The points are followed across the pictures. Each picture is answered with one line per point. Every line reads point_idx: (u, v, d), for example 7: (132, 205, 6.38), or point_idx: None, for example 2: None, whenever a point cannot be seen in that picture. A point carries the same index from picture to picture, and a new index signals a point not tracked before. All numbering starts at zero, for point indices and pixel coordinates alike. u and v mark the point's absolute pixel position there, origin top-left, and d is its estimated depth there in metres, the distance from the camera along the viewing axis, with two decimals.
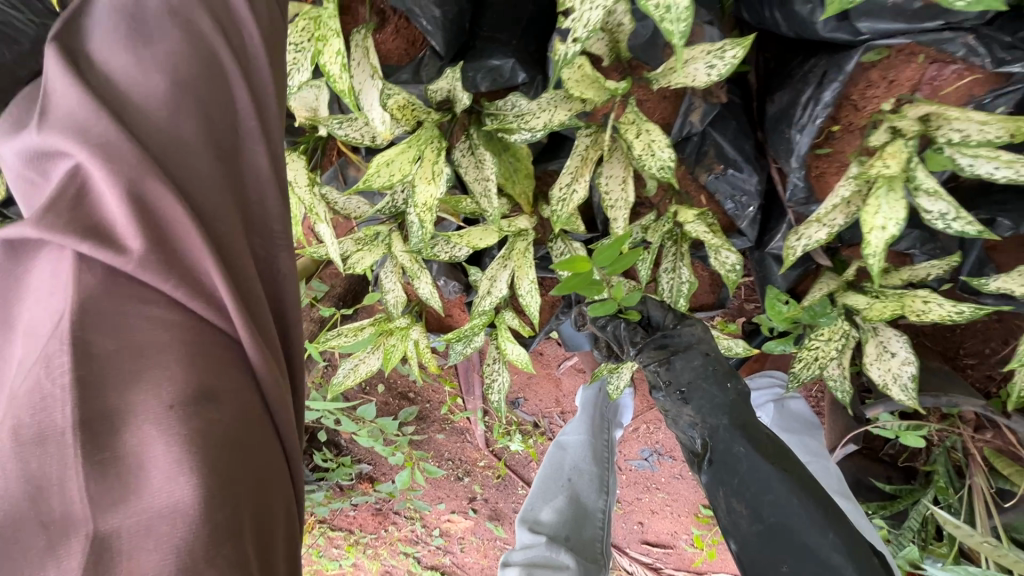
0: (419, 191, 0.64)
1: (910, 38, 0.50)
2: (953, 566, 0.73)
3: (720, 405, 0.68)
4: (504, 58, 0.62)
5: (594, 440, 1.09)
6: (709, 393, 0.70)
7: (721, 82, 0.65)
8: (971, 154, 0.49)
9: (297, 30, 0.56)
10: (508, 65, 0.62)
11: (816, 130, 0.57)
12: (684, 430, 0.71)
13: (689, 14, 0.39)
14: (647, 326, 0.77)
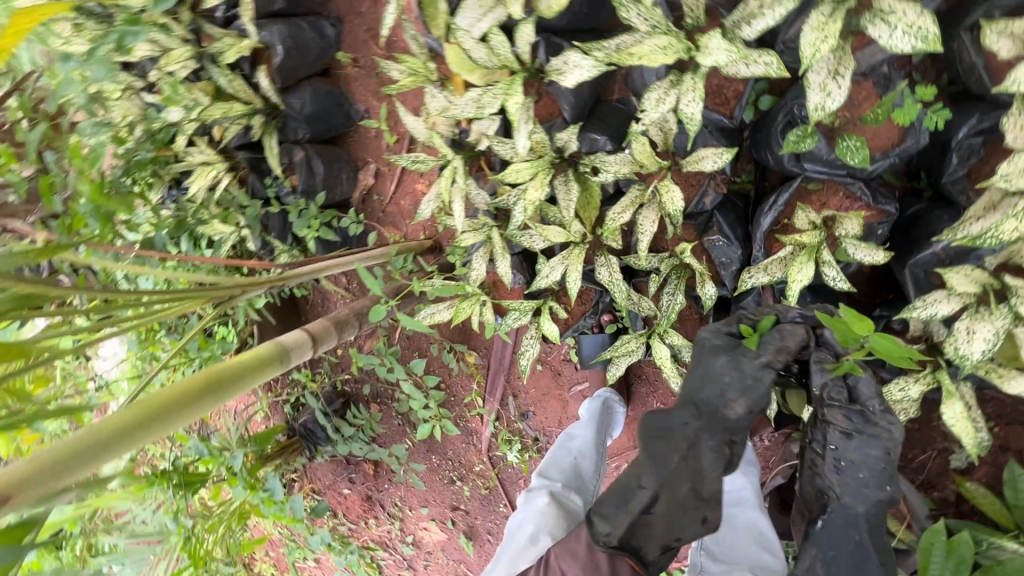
0: (530, 193, 1.05)
1: (831, 176, 0.88)
2: None
3: (861, 483, 0.82)
4: (601, 135, 1.03)
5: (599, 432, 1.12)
6: (864, 487, 0.82)
7: (727, 182, 1.04)
8: (854, 245, 0.85)
9: (496, 88, 1.01)
10: (603, 138, 1.03)
11: (774, 216, 0.93)
12: (811, 477, 0.88)
13: (698, 124, 0.84)
14: (851, 394, 0.83)
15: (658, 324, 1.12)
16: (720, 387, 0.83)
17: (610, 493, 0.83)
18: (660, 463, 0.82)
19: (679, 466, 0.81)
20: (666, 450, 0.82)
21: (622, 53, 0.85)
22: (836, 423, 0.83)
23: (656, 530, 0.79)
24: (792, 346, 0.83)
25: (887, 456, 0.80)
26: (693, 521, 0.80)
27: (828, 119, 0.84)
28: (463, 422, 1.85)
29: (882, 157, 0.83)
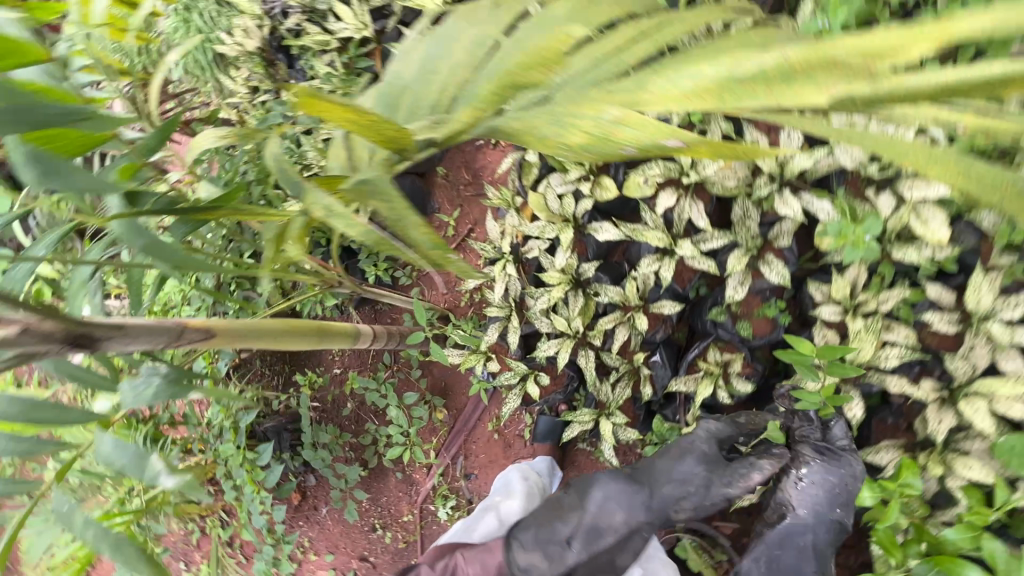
0: (554, 292, 1.63)
1: (733, 339, 1.48)
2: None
3: (824, 498, 1.24)
4: (605, 271, 1.61)
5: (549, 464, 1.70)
6: (821, 507, 1.25)
7: (672, 326, 1.58)
8: (738, 380, 1.44)
9: (555, 225, 1.63)
10: (606, 274, 1.60)
11: (697, 352, 1.50)
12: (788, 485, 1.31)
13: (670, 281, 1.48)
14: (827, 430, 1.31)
15: (606, 407, 1.61)
16: (670, 487, 1.30)
17: (542, 532, 1.32)
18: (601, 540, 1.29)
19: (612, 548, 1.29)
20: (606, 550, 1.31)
21: (636, 233, 1.49)
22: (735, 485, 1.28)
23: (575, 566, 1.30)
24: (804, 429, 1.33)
25: (844, 484, 1.24)
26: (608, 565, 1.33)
27: (732, 305, 1.47)
28: (409, 470, 2.10)
29: (757, 336, 1.45)
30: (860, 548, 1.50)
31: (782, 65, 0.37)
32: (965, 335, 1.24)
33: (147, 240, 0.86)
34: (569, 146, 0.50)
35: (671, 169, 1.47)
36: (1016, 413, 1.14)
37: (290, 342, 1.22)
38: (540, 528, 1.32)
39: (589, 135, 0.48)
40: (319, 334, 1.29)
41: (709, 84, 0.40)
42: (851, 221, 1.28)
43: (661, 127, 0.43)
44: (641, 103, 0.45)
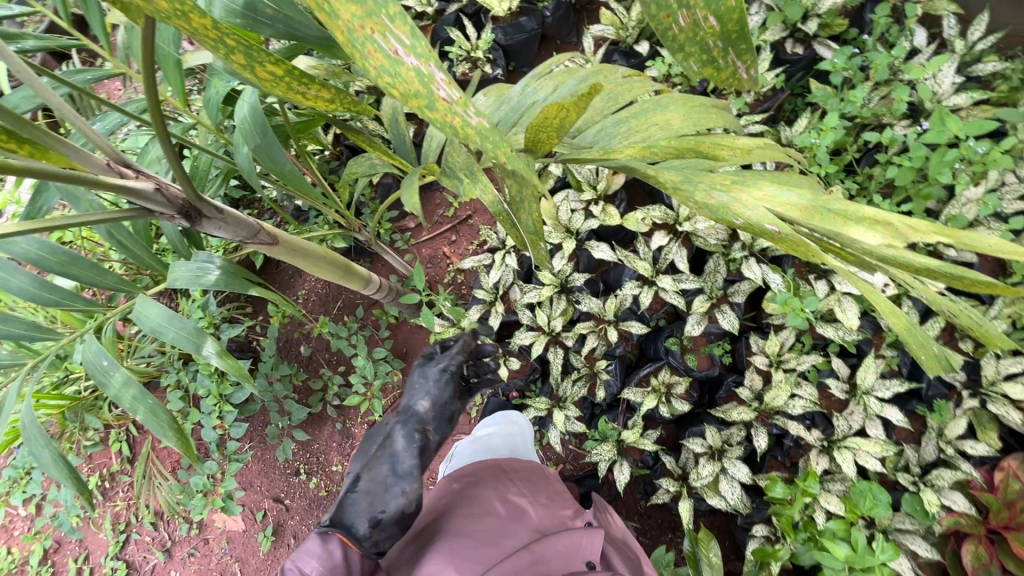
0: (543, 290, 1.82)
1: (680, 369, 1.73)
2: None
3: None
4: (588, 285, 1.83)
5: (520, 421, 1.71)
6: None
7: (632, 346, 1.82)
8: (677, 400, 1.71)
9: (558, 232, 1.84)
10: (588, 287, 1.83)
11: (649, 370, 1.74)
12: None
13: (645, 305, 1.72)
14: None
15: (561, 400, 1.80)
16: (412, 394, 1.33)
17: (358, 487, 1.10)
18: (370, 470, 1.12)
19: (386, 470, 1.12)
20: (370, 475, 1.11)
21: (628, 258, 1.74)
22: (450, 361, 1.39)
23: (361, 504, 1.06)
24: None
25: None
26: (394, 496, 1.08)
27: (685, 339, 1.73)
28: (350, 422, 2.06)
29: (699, 369, 1.71)
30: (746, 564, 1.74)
31: (852, 211, 0.56)
32: (848, 402, 1.61)
33: (262, 141, 0.95)
34: (697, 201, 0.63)
35: (669, 216, 1.75)
36: (871, 465, 1.50)
37: (320, 270, 1.29)
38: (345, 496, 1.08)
39: (710, 201, 0.62)
40: (345, 272, 1.38)
41: (802, 207, 0.59)
42: (794, 294, 1.60)
43: (754, 220, 0.57)
44: (737, 197, 0.61)
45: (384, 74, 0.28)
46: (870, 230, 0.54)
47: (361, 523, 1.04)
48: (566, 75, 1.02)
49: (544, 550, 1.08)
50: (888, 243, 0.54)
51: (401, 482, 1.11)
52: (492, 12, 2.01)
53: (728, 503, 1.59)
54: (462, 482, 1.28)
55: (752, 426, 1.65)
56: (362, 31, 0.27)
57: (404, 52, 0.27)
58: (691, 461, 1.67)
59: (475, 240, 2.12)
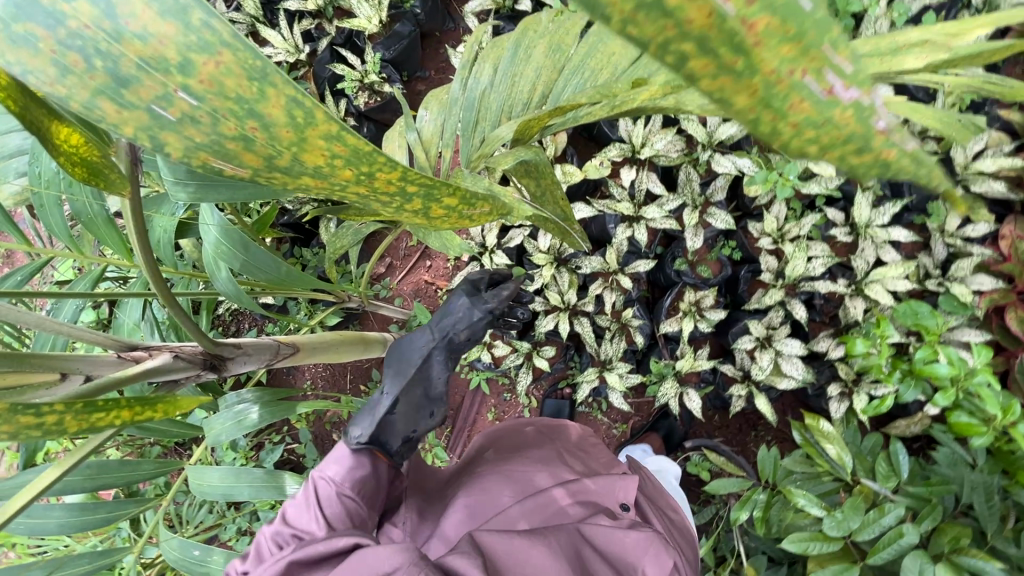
0: (543, 271, 1.80)
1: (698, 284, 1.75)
2: (748, 500, 1.40)
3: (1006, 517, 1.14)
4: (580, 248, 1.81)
5: None
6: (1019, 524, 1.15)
7: (643, 283, 1.83)
8: (710, 312, 1.73)
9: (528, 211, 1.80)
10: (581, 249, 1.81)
11: (672, 298, 1.76)
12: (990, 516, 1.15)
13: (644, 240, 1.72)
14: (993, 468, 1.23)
15: (606, 363, 1.80)
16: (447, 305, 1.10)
17: (403, 407, 1.01)
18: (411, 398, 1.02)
19: (420, 394, 1.02)
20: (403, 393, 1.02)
21: (608, 206, 1.74)
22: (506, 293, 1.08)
23: (397, 426, 1.00)
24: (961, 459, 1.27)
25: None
26: (426, 417, 1.03)
27: (690, 255, 1.75)
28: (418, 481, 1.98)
29: (714, 276, 1.74)
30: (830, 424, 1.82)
31: (886, 46, 0.56)
32: (855, 243, 1.68)
33: (247, 257, 0.87)
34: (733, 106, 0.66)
35: (626, 149, 1.74)
36: (901, 287, 1.58)
37: (355, 351, 1.28)
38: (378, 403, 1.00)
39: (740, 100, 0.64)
40: (367, 344, 1.32)
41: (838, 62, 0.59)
42: (769, 169, 1.65)
43: None
44: None
45: (817, 127, 0.20)
46: (915, 53, 0.56)
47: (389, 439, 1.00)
48: (495, 48, 0.95)
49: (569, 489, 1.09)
50: (933, 58, 0.56)
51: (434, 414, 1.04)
52: (365, 32, 1.91)
53: (798, 379, 1.65)
54: (537, 425, 1.31)
55: (785, 303, 1.69)
56: (786, 83, 0.19)
57: (845, 86, 0.19)
58: (746, 359, 1.71)
59: (450, 255, 2.06)
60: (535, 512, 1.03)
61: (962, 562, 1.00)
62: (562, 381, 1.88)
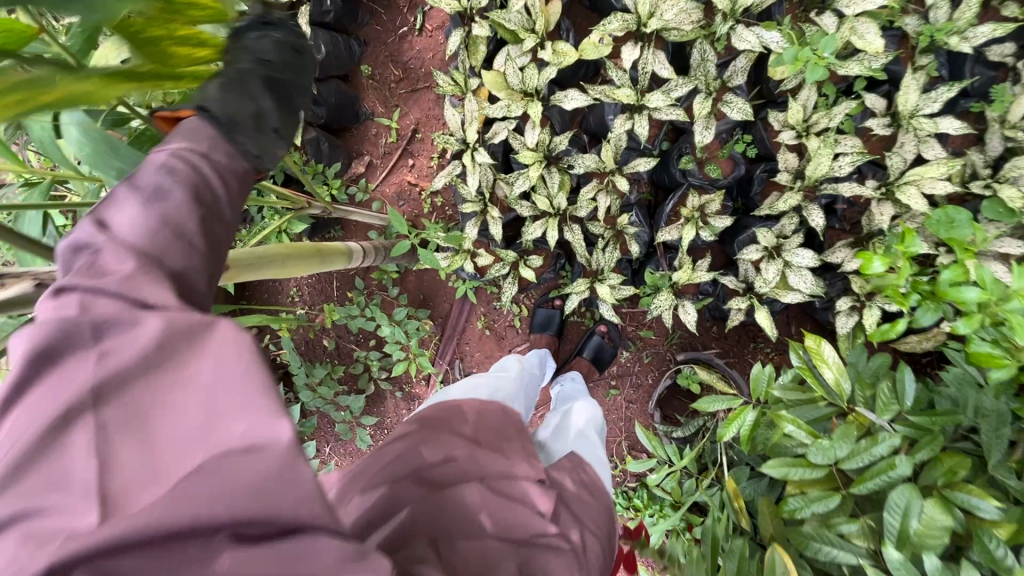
0: (531, 171, 1.59)
1: (706, 186, 1.56)
2: (736, 417, 1.34)
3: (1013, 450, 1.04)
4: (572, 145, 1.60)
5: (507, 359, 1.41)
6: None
7: (642, 186, 1.66)
8: (718, 219, 1.54)
9: (513, 100, 1.56)
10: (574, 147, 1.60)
11: (673, 201, 1.58)
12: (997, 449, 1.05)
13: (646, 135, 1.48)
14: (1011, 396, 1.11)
15: (598, 273, 1.67)
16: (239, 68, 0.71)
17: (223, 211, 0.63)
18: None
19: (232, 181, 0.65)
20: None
21: (605, 93, 1.47)
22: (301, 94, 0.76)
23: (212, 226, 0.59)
24: (976, 386, 1.15)
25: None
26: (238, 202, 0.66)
27: (698, 151, 1.53)
28: (408, 386, 1.99)
29: (724, 176, 1.54)
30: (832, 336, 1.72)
31: None
32: (894, 136, 1.43)
33: (121, 162, 0.72)
34: None
35: (629, 21, 1.44)
36: (941, 190, 1.36)
37: (271, 265, 1.08)
38: (149, 211, 0.56)
39: None
40: (291, 256, 1.12)
41: None
42: (801, 44, 1.36)
43: None
44: None
45: None
46: None
47: (234, 168, 0.65)
48: None
49: (512, 466, 0.83)
50: None
51: (290, 128, 0.92)
52: None
53: (806, 293, 1.50)
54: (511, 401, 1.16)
55: (800, 209, 1.50)
56: None
57: None
58: (750, 270, 1.57)
59: (433, 153, 1.91)
60: (480, 515, 0.74)
61: (955, 498, 0.92)
62: (552, 291, 1.84)
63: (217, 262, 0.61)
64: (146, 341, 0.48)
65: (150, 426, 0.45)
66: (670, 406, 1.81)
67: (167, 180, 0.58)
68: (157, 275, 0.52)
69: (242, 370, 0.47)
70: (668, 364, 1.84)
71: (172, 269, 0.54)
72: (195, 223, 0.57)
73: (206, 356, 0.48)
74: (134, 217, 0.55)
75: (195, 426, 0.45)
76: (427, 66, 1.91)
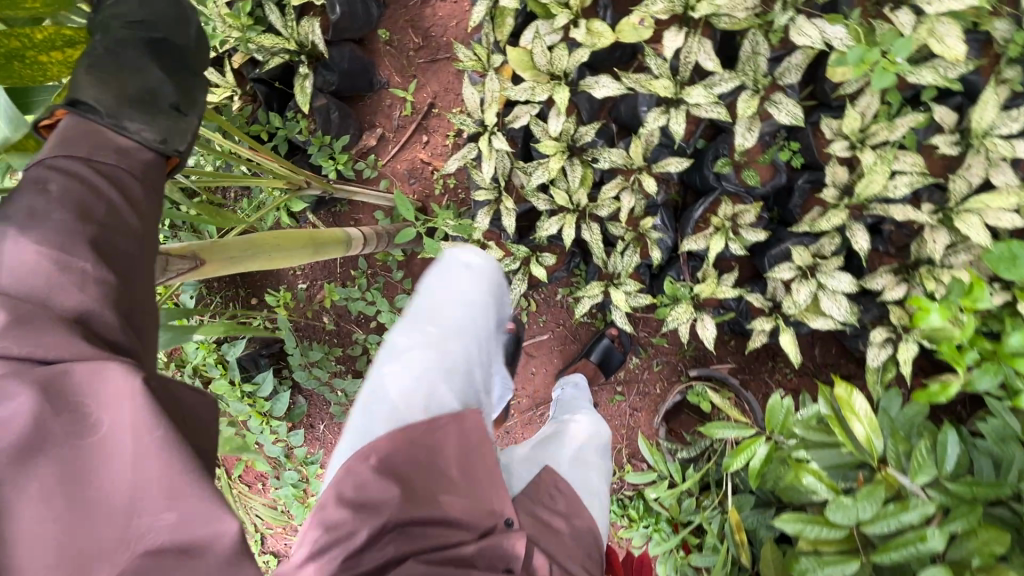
0: (551, 163, 1.47)
1: (741, 193, 1.43)
2: (748, 451, 1.25)
3: None
4: (598, 137, 1.47)
5: (463, 279, 1.15)
6: None
7: (670, 187, 1.52)
8: (750, 231, 1.41)
9: (538, 83, 1.42)
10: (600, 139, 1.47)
11: (703, 207, 1.45)
12: None
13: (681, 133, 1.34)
14: None
15: (614, 277, 1.56)
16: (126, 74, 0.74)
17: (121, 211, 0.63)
18: (112, 92, 0.71)
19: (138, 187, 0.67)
20: (81, 135, 0.66)
21: (640, 82, 1.33)
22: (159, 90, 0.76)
23: (116, 237, 0.61)
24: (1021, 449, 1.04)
25: None
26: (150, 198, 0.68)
27: (736, 155, 1.39)
28: None
29: (762, 184, 1.40)
30: (858, 364, 1.61)
31: None
32: (961, 156, 1.28)
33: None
34: None
35: (675, 3, 1.28)
36: (1006, 223, 1.21)
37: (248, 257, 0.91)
38: (36, 241, 0.56)
39: None
40: (277, 248, 0.96)
41: None
42: (868, 44, 1.20)
43: None
44: None
45: None
46: None
47: (136, 169, 0.68)
48: None
49: (482, 496, 0.80)
50: None
51: (184, 101, 0.78)
52: None
53: (837, 321, 1.39)
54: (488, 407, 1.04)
55: (844, 228, 1.37)
56: None
57: None
58: (779, 289, 1.45)
59: (449, 131, 1.79)
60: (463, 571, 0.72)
61: None
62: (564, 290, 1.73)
63: (132, 272, 0.62)
64: (53, 404, 0.50)
65: (85, 488, 0.50)
66: (677, 420, 1.73)
67: (49, 210, 0.58)
68: (61, 329, 0.53)
69: (156, 439, 0.51)
70: (679, 377, 1.74)
71: (77, 312, 0.55)
72: (94, 260, 0.58)
73: (110, 411, 0.52)
74: (19, 256, 0.56)
75: (120, 489, 0.50)
76: (449, 35, 1.76)
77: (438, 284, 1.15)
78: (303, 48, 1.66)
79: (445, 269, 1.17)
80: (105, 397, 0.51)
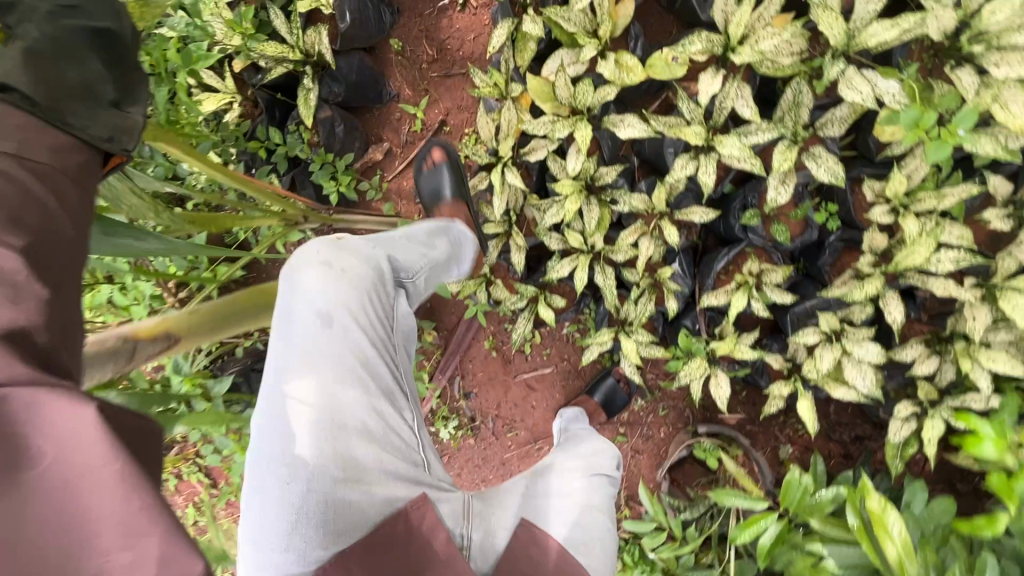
0: (568, 202, 1.37)
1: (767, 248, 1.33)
2: (757, 531, 1.18)
3: None
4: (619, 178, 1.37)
5: (342, 280, 0.95)
6: None
7: (692, 232, 1.43)
8: (776, 291, 1.32)
9: (559, 118, 1.32)
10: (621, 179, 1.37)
11: (726, 259, 1.36)
12: None
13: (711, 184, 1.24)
14: None
15: (626, 324, 1.48)
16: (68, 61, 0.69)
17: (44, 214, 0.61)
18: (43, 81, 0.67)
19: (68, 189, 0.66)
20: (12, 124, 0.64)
21: (669, 126, 1.23)
22: None
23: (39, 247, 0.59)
24: None
25: None
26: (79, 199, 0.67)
27: (766, 207, 1.30)
28: None
29: (791, 240, 1.31)
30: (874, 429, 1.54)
31: None
32: (1011, 229, 1.18)
33: None
34: None
35: (714, 42, 1.17)
36: None
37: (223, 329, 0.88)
38: None
39: None
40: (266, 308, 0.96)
41: None
42: (924, 105, 1.09)
43: None
44: None
45: None
46: None
47: (71, 170, 0.67)
48: None
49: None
50: None
51: (126, 96, 0.77)
52: None
53: (861, 393, 1.30)
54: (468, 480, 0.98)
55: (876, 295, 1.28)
56: None
57: None
58: (801, 352, 1.37)
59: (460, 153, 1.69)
60: None
61: None
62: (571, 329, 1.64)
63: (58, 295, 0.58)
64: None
65: (22, 533, 0.42)
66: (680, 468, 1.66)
67: None
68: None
69: (108, 468, 0.44)
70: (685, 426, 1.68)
71: (6, 330, 0.51)
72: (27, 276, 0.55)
73: (47, 435, 0.45)
74: None
75: (70, 527, 0.43)
76: (466, 49, 1.65)
77: (304, 331, 0.89)
78: (309, 57, 1.55)
79: (309, 284, 0.93)
80: (59, 422, 0.45)
